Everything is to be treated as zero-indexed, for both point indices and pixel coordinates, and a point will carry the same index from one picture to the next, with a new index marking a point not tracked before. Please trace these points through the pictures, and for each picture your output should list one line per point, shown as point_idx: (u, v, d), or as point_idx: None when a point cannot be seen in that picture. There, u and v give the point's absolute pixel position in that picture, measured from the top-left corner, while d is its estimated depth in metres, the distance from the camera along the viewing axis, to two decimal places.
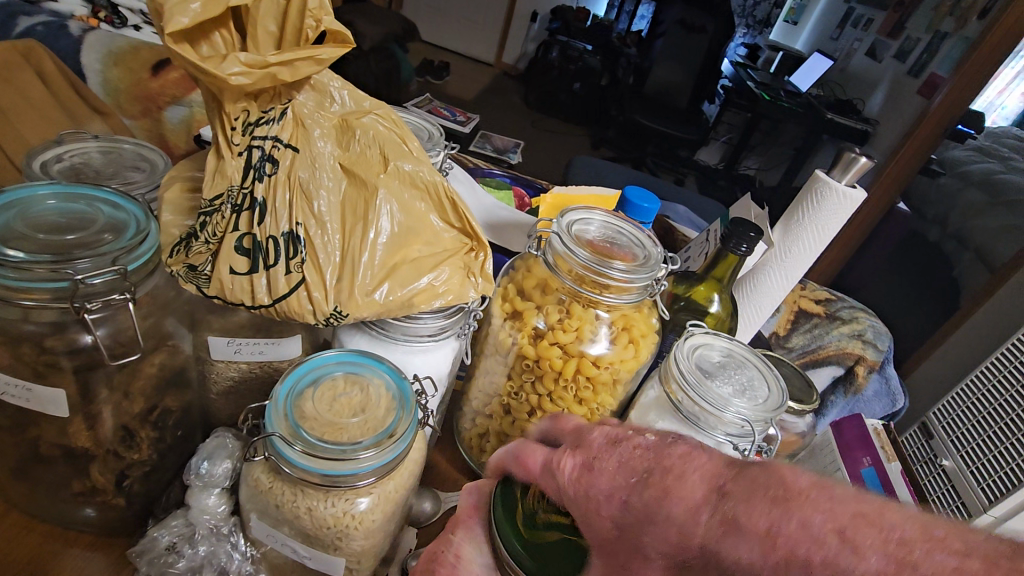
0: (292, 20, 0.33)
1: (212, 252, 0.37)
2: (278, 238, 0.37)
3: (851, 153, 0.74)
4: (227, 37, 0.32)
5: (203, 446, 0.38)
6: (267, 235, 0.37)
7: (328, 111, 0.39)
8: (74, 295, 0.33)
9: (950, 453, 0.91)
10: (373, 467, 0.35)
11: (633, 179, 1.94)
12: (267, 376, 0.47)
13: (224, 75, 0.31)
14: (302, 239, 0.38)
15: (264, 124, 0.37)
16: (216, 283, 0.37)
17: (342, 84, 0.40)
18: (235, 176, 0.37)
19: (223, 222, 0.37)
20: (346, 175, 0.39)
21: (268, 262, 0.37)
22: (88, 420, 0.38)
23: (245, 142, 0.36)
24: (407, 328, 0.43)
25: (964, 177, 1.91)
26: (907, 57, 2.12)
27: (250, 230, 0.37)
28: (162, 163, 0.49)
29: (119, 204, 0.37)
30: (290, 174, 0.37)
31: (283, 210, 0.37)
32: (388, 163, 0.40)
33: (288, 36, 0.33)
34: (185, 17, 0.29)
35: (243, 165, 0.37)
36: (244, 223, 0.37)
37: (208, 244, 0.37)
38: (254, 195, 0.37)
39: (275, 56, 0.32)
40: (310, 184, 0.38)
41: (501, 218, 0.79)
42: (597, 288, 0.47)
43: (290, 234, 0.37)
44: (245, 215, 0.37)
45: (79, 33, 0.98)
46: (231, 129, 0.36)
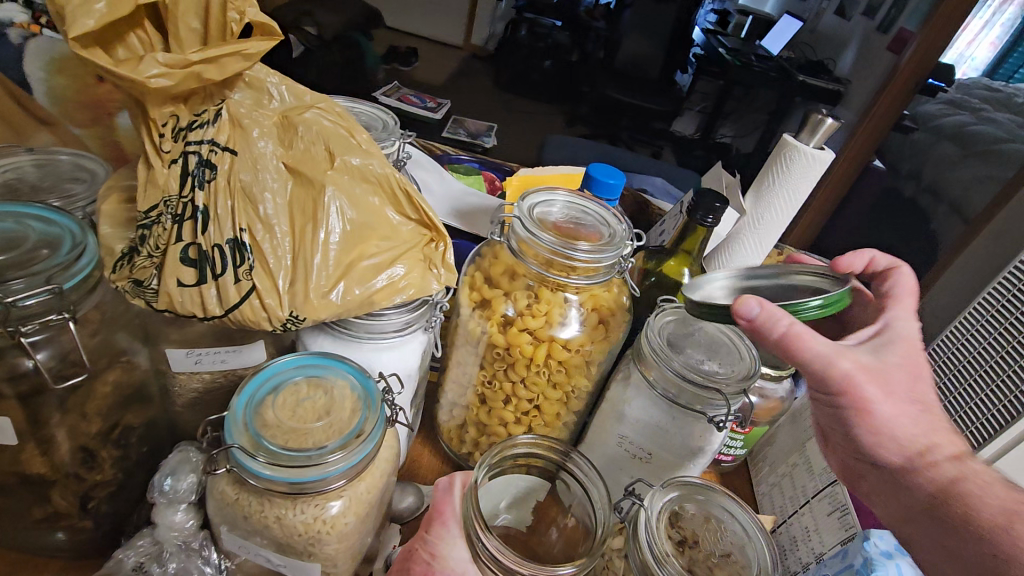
0: (215, 15, 0.31)
1: (157, 266, 0.36)
2: (222, 246, 0.36)
3: (817, 113, 0.73)
4: (144, 37, 0.31)
5: (166, 463, 0.37)
6: (211, 244, 0.35)
7: (267, 109, 0.38)
8: (8, 318, 0.31)
9: None
10: (342, 470, 0.35)
11: (610, 155, 1.93)
12: (233, 385, 0.47)
13: (142, 78, 0.29)
14: (249, 245, 0.36)
15: (197, 128, 0.35)
16: (164, 297, 0.36)
17: (279, 79, 0.39)
18: (172, 185, 0.35)
19: (165, 234, 0.35)
20: (291, 175, 0.38)
21: (216, 272, 0.36)
22: (42, 445, 0.36)
23: (178, 149, 0.35)
24: (370, 326, 0.42)
25: (936, 130, 2.02)
26: (876, 14, 2.18)
27: (194, 240, 0.35)
28: (103, 172, 0.47)
29: (52, 219, 0.36)
30: (230, 178, 0.36)
31: (226, 216, 0.36)
32: (334, 158, 0.39)
33: (212, 33, 0.31)
34: (91, 18, 0.27)
35: (179, 174, 0.35)
36: (187, 233, 0.35)
37: (152, 258, 0.36)
38: (194, 203, 0.35)
39: (199, 53, 0.30)
40: (253, 186, 0.36)
41: (469, 204, 0.77)
42: (565, 271, 0.46)
43: (235, 241, 0.36)
44: (186, 225, 0.35)
45: (18, 41, 0.92)
46: (160, 136, 0.34)
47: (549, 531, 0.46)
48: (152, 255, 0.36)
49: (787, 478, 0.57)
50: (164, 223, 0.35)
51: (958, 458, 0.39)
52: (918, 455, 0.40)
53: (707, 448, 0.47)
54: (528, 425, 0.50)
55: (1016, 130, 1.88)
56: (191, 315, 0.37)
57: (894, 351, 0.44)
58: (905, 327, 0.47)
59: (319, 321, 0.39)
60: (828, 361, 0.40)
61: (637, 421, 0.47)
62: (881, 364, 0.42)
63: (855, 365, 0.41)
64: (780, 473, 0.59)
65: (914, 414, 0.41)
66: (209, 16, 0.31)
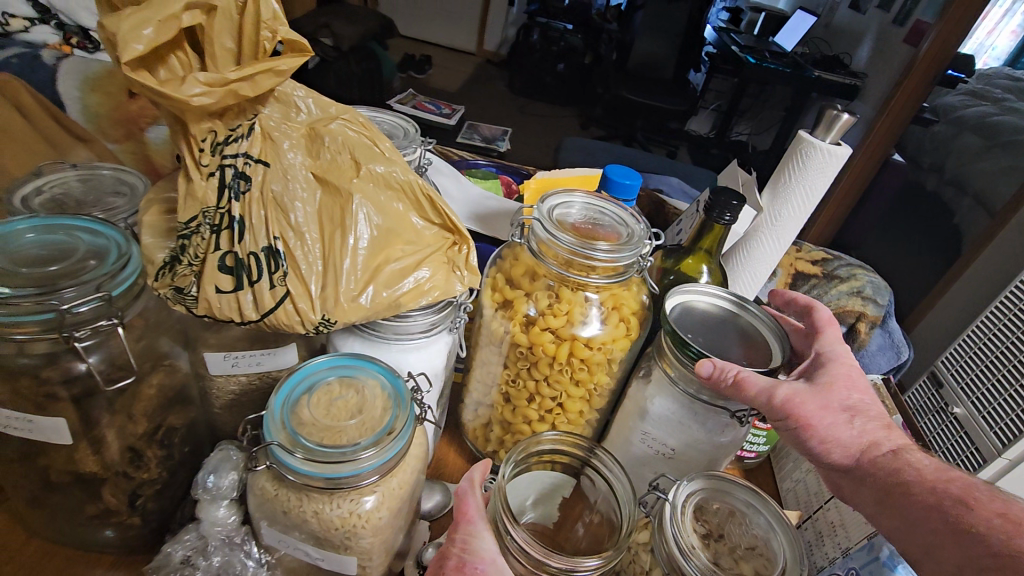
0: (250, 35, 0.33)
1: (196, 273, 0.38)
2: (258, 253, 0.37)
3: (833, 109, 0.72)
4: (184, 58, 0.32)
5: (208, 461, 0.39)
6: (248, 251, 0.37)
7: (295, 121, 0.39)
8: (62, 324, 0.33)
9: (961, 401, 0.92)
10: (374, 466, 0.36)
11: (625, 156, 1.93)
12: (267, 386, 0.48)
13: (185, 97, 0.31)
14: (282, 252, 0.38)
15: (233, 142, 0.37)
16: (203, 303, 0.37)
17: (306, 92, 0.41)
18: (209, 197, 0.37)
19: (203, 243, 0.37)
20: (320, 184, 0.39)
21: (252, 279, 0.37)
22: (93, 444, 0.38)
23: (214, 162, 0.36)
24: (398, 328, 0.43)
25: (959, 122, 1.96)
26: (891, 7, 2.11)
27: (231, 248, 0.37)
28: (142, 185, 0.49)
29: (98, 230, 0.38)
30: (263, 188, 0.37)
31: (260, 225, 0.37)
32: (360, 167, 0.40)
33: (245, 52, 0.33)
34: (139, 42, 0.28)
35: (216, 186, 0.37)
36: (224, 241, 0.37)
37: (191, 266, 0.38)
38: (230, 213, 0.37)
39: (235, 72, 0.32)
40: (285, 195, 0.38)
41: (488, 207, 0.79)
42: (584, 271, 0.47)
43: (269, 249, 0.38)
44: (223, 235, 0.37)
45: (54, 62, 1.01)
46: (199, 151, 0.36)
47: (575, 526, 0.47)
48: (193, 263, 0.37)
49: (811, 473, 0.57)
50: (203, 233, 0.37)
51: (900, 452, 0.38)
52: (864, 454, 0.38)
53: (730, 442, 0.47)
54: (552, 422, 0.51)
55: None
56: (229, 319, 0.38)
57: (825, 370, 0.42)
58: (834, 347, 0.45)
59: (348, 324, 0.40)
60: (765, 393, 0.39)
61: (660, 417, 0.47)
62: (815, 386, 0.41)
63: (793, 391, 0.39)
64: (804, 468, 0.60)
65: (850, 423, 0.39)
66: (243, 38, 0.33)
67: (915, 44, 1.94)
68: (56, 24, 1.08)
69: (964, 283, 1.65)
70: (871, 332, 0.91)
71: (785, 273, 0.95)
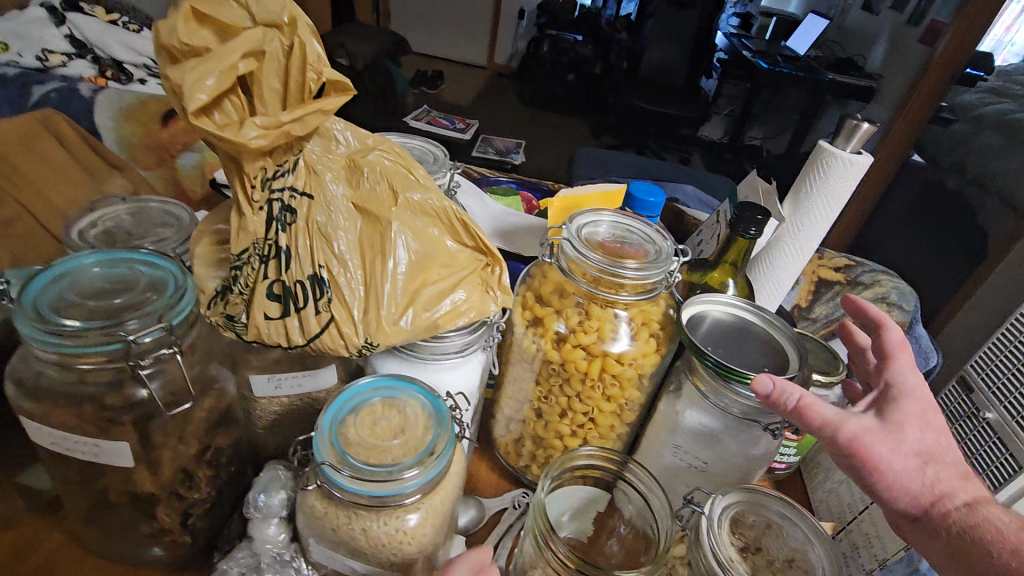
0: (295, 78, 0.35)
1: (246, 301, 0.39)
2: (304, 282, 0.39)
3: (853, 118, 0.72)
4: (237, 102, 0.34)
5: (259, 480, 0.41)
6: (295, 280, 0.39)
7: (335, 154, 0.41)
8: (127, 354, 0.35)
9: (992, 405, 0.90)
10: (419, 484, 0.37)
11: (640, 166, 1.94)
12: (308, 406, 0.50)
13: (244, 140, 0.33)
14: (327, 280, 0.40)
15: (280, 177, 0.39)
16: (253, 330, 0.39)
17: (344, 125, 0.43)
18: (258, 230, 0.39)
19: (253, 273, 0.39)
20: (360, 213, 0.41)
21: (299, 305, 0.39)
22: (150, 466, 0.40)
23: (264, 197, 0.38)
24: (435, 348, 0.45)
25: (979, 121, 1.91)
26: (905, 7, 2.10)
27: (279, 277, 0.39)
28: (187, 215, 0.51)
29: (156, 262, 0.40)
30: (308, 218, 0.39)
31: (306, 254, 0.39)
32: (398, 195, 0.42)
33: (293, 92, 0.35)
34: (202, 93, 0.31)
35: (264, 219, 0.38)
36: (273, 271, 0.39)
37: (241, 294, 0.39)
38: (278, 244, 0.39)
39: (288, 114, 0.34)
40: (328, 225, 0.40)
41: (511, 224, 0.80)
42: (613, 288, 0.48)
43: (315, 277, 0.39)
44: (272, 264, 0.39)
45: (89, 94, 1.03)
46: (251, 186, 0.38)
47: (609, 542, 0.48)
48: (243, 292, 0.39)
49: (844, 484, 0.57)
50: (252, 263, 0.39)
51: (976, 505, 0.35)
52: (932, 505, 0.35)
53: (762, 455, 0.48)
54: (584, 437, 0.52)
55: None
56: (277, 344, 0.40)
57: (896, 402, 0.38)
58: (906, 375, 0.41)
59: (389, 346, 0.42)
60: (831, 427, 0.36)
61: (692, 430, 0.48)
62: (887, 421, 0.37)
63: (862, 428, 0.36)
64: (836, 479, 0.60)
65: (923, 469, 0.36)
66: (289, 82, 0.35)
67: (931, 44, 1.93)
68: (92, 58, 1.14)
69: (991, 285, 1.62)
70: None
71: (807, 280, 0.95)
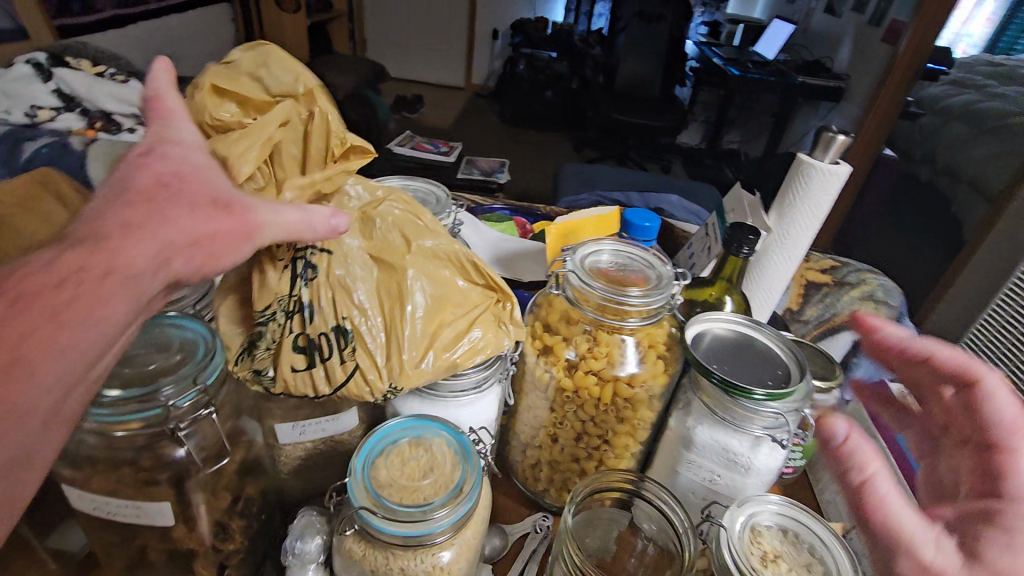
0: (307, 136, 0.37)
1: (273, 355, 0.41)
2: (328, 333, 0.41)
3: (829, 131, 0.75)
4: (266, 170, 0.36)
5: (293, 528, 0.42)
6: (319, 332, 0.41)
7: (348, 208, 0.43)
8: (165, 418, 0.37)
9: None
10: (451, 521, 0.39)
11: (624, 177, 1.98)
12: (332, 448, 0.52)
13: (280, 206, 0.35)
14: (350, 330, 0.41)
15: (300, 234, 0.40)
16: (282, 383, 0.41)
17: (355, 180, 0.45)
18: (282, 286, 0.40)
19: (279, 327, 0.41)
20: (376, 263, 0.43)
21: (324, 356, 0.41)
22: (187, 522, 0.41)
23: (289, 255, 0.40)
24: (454, 386, 0.47)
25: (946, 112, 2.03)
26: (866, 9, 2.18)
27: (304, 330, 0.41)
28: (203, 271, 0.53)
29: (184, 325, 0.42)
30: (331, 274, 0.41)
31: (329, 306, 0.41)
32: (411, 243, 0.44)
33: (313, 156, 0.37)
34: (244, 166, 0.34)
35: (289, 276, 0.40)
36: (297, 325, 0.41)
37: (268, 349, 0.41)
38: (301, 299, 0.41)
39: (319, 176, 0.37)
40: (348, 279, 0.42)
41: (510, 251, 0.83)
42: (619, 315, 0.50)
43: (338, 328, 0.41)
44: (297, 319, 0.41)
45: (82, 147, 1.04)
46: (276, 246, 0.40)
47: (633, 560, 0.50)
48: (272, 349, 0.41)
49: None
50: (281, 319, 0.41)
51: None
52: None
53: (773, 466, 0.50)
54: (600, 458, 0.54)
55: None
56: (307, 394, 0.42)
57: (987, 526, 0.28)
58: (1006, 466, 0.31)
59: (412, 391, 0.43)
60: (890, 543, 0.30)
61: (704, 446, 0.50)
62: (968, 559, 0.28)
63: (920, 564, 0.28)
64: (844, 479, 0.62)
65: None
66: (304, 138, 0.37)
67: (893, 44, 2.01)
68: (80, 111, 1.15)
69: (972, 271, 1.67)
70: None
71: (796, 284, 0.98)
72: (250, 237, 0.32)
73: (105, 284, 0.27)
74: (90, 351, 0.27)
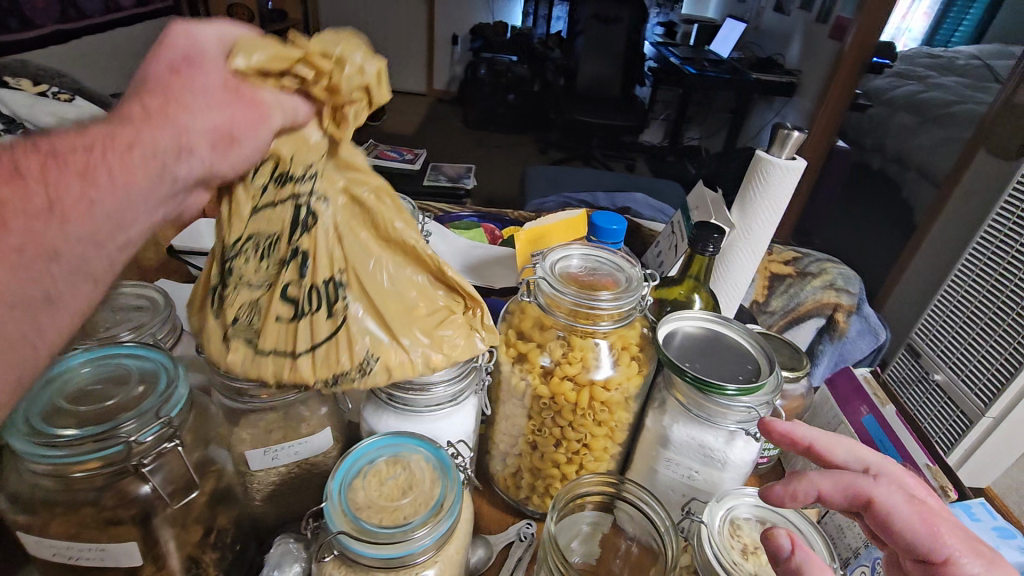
0: (332, 87, 0.36)
1: (258, 299, 0.41)
2: (320, 286, 0.40)
3: (784, 127, 0.78)
4: (287, 83, 0.36)
5: (270, 557, 0.41)
6: (310, 284, 0.40)
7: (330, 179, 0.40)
8: (128, 454, 0.35)
9: (940, 366, 1.18)
10: (433, 539, 0.38)
11: (589, 177, 2.00)
12: (307, 470, 0.50)
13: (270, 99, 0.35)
14: (342, 286, 0.41)
15: (294, 179, 0.39)
16: (262, 334, 0.41)
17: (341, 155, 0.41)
18: (277, 227, 0.40)
19: (269, 270, 0.41)
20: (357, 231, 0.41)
21: (311, 310, 0.41)
22: (156, 560, 0.40)
23: (285, 195, 0.39)
24: (429, 400, 0.46)
25: (891, 103, 2.08)
26: (813, 6, 2.25)
27: (296, 279, 0.40)
28: (162, 297, 0.51)
29: (144, 355, 0.40)
30: (313, 227, 0.40)
31: (325, 258, 0.40)
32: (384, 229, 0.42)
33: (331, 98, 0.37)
34: (246, 59, 0.34)
35: (287, 218, 0.40)
36: (290, 273, 0.40)
37: (255, 291, 0.41)
38: (298, 246, 0.40)
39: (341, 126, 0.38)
40: (338, 242, 0.41)
41: (480, 258, 0.82)
42: (591, 319, 0.50)
43: (330, 281, 0.41)
44: (289, 268, 0.40)
45: None
46: (275, 177, 0.39)
47: (617, 562, 0.50)
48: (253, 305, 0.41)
49: None
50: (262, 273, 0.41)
51: None
52: None
53: (750, 458, 0.51)
54: (579, 462, 0.54)
55: (965, 94, 1.84)
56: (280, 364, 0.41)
57: None
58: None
59: (390, 373, 0.42)
60: None
61: (682, 444, 0.50)
62: None
63: None
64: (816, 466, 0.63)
65: None
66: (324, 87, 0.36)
67: (840, 39, 2.08)
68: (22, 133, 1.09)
69: (924, 253, 1.74)
70: (847, 320, 0.97)
71: (761, 276, 1.00)
72: (265, 120, 0.35)
73: (150, 171, 0.33)
74: (112, 223, 0.32)
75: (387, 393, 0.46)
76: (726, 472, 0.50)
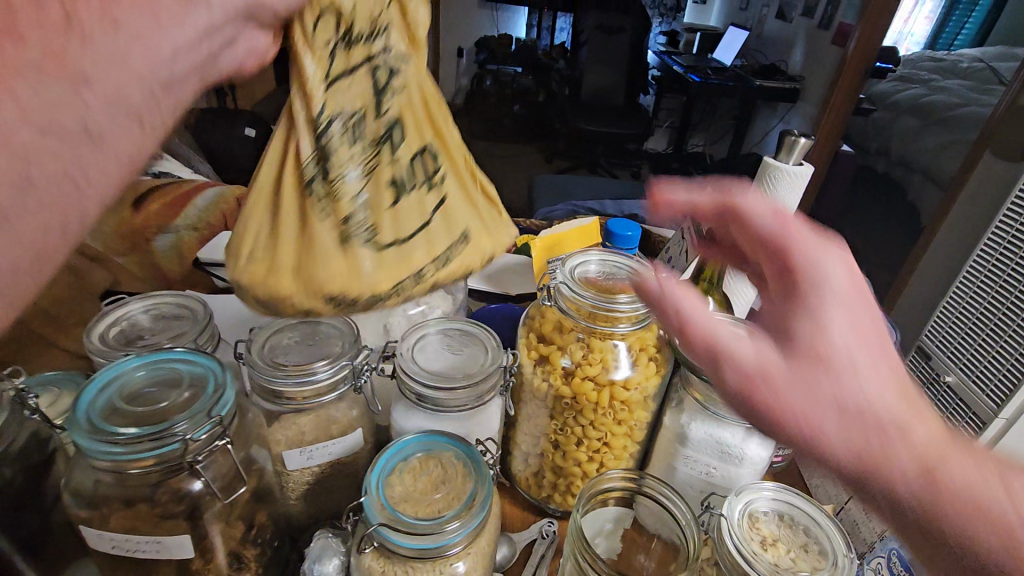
0: None
1: (358, 184, 0.36)
2: (416, 157, 0.38)
3: (792, 135, 0.80)
4: None
5: (311, 551, 0.43)
6: (408, 157, 0.38)
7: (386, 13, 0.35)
8: (180, 453, 0.37)
9: (950, 368, 1.18)
10: (467, 530, 0.40)
11: (596, 185, 2.02)
12: (338, 470, 0.52)
13: None
14: (433, 150, 0.39)
15: (371, 39, 0.34)
16: (377, 224, 0.37)
17: None
18: (356, 98, 0.35)
19: (359, 150, 0.36)
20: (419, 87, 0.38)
21: (411, 182, 0.38)
22: (204, 553, 0.42)
23: (362, 57, 0.34)
24: (457, 400, 0.48)
25: (895, 106, 2.11)
26: (814, 13, 2.27)
27: (391, 153, 0.37)
28: (201, 306, 0.53)
29: (195, 360, 0.42)
30: (398, 89, 0.36)
31: (411, 125, 0.38)
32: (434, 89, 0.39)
33: None
34: None
35: (365, 82, 0.35)
36: (385, 149, 0.37)
37: (357, 177, 0.36)
38: (387, 115, 0.36)
39: None
40: (415, 103, 0.38)
41: (495, 266, 0.85)
42: (610, 322, 0.52)
43: (424, 149, 0.39)
44: (384, 146, 0.36)
45: None
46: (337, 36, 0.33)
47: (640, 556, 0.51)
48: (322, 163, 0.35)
49: None
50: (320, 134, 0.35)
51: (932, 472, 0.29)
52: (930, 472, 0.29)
53: (766, 454, 0.52)
54: (600, 461, 0.56)
55: (971, 96, 1.84)
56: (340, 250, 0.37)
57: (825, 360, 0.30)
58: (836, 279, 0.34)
59: (481, 248, 0.42)
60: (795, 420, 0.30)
61: (700, 442, 0.52)
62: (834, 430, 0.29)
63: (774, 384, 0.30)
64: None
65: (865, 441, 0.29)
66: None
67: (842, 45, 2.09)
68: None
69: (932, 256, 1.74)
70: None
71: None
72: None
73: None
74: (140, 48, 0.30)
75: (416, 395, 0.49)
76: (744, 468, 0.52)
